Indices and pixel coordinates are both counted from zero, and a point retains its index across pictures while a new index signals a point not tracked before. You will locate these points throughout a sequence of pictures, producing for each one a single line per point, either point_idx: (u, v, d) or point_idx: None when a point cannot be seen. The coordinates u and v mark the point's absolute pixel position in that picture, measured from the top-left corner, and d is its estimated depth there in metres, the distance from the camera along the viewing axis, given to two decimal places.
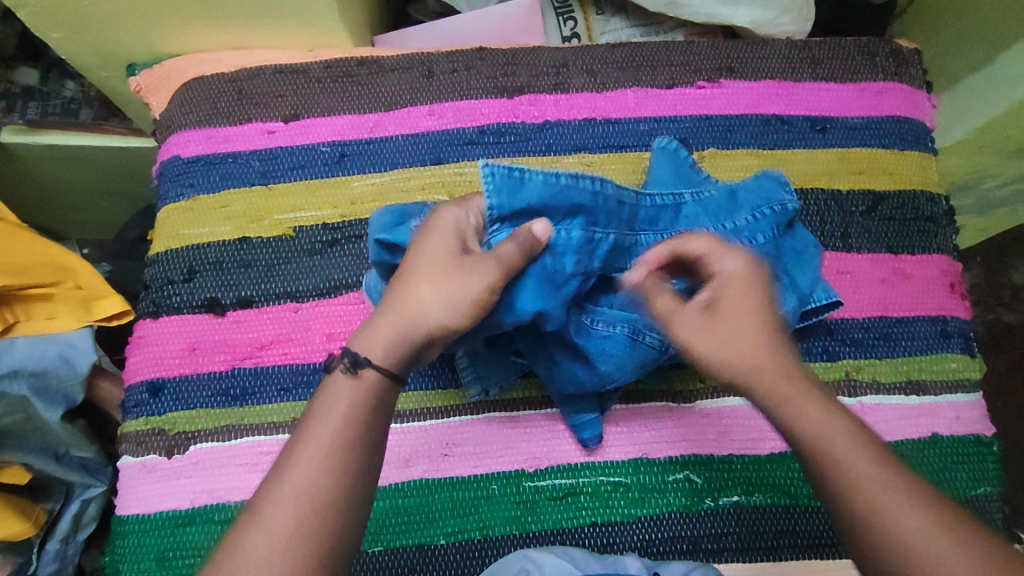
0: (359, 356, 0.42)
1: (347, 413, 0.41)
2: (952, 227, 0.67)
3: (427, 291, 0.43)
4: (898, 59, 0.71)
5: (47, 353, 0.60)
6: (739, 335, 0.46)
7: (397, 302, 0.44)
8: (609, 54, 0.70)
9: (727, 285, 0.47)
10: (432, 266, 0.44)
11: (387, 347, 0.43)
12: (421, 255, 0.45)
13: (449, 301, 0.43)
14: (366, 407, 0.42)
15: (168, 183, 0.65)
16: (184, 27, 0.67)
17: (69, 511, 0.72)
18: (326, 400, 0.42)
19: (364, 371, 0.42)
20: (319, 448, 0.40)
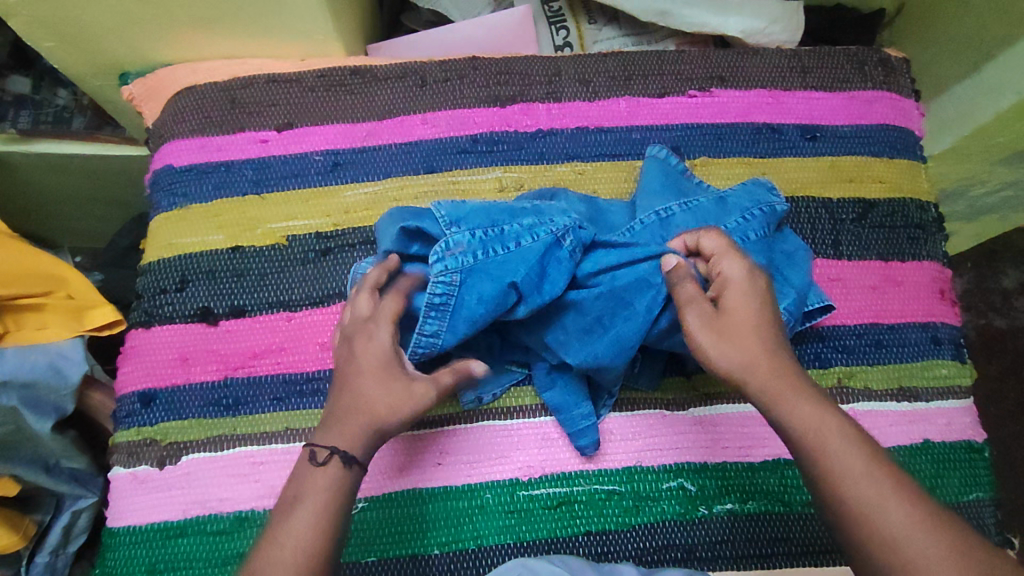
0: (334, 447, 0.45)
1: (328, 497, 0.43)
2: (941, 235, 0.68)
3: (377, 400, 0.46)
4: (886, 68, 0.72)
5: (37, 363, 0.59)
6: (745, 338, 0.48)
7: (350, 400, 0.47)
8: (601, 63, 0.70)
9: (732, 291, 0.49)
10: (382, 379, 0.47)
11: (359, 439, 0.46)
12: (368, 373, 0.47)
13: (395, 407, 0.47)
14: (346, 489, 0.44)
15: (160, 192, 0.65)
16: (178, 37, 0.67)
17: (59, 523, 0.71)
18: (307, 489, 0.44)
19: (340, 460, 0.44)
20: (309, 530, 0.42)
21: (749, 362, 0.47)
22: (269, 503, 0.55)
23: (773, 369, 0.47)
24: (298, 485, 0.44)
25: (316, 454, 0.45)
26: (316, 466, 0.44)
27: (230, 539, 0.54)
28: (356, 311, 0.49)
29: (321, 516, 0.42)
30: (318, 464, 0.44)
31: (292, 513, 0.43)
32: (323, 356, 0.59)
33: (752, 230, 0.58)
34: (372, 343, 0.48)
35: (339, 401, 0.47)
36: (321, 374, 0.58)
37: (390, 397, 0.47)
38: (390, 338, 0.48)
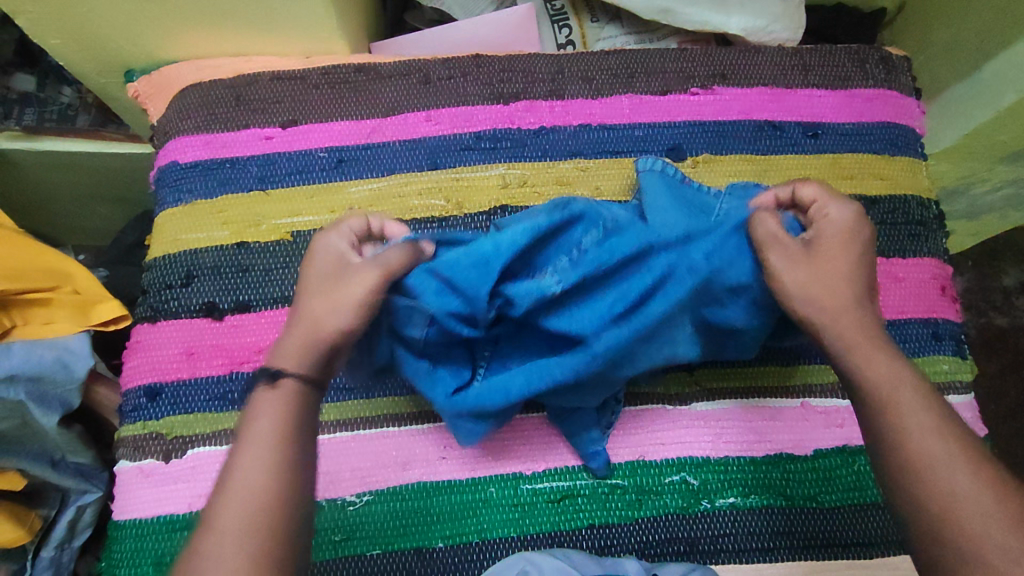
0: (283, 370, 0.45)
1: (274, 419, 0.44)
2: (942, 231, 0.68)
3: (320, 304, 0.48)
4: (887, 66, 0.72)
5: (44, 357, 0.60)
6: (833, 276, 0.49)
7: (300, 316, 0.48)
8: (604, 61, 0.71)
9: (828, 236, 0.52)
10: (325, 284, 0.49)
11: (308, 358, 0.46)
12: (315, 276, 0.50)
13: (344, 304, 0.47)
14: (296, 412, 0.44)
15: (165, 189, 0.65)
16: (183, 34, 0.67)
17: (64, 517, 0.72)
18: (251, 417, 0.44)
19: (288, 382, 0.45)
20: (257, 455, 0.42)
21: (839, 300, 0.49)
22: None
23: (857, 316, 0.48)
24: (250, 412, 0.45)
25: (254, 382, 0.45)
26: (257, 395, 0.45)
27: None
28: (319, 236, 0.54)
29: (268, 438, 0.43)
30: (266, 388, 0.45)
31: (240, 441, 0.43)
32: None
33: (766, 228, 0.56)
34: (324, 249, 0.51)
35: (294, 319, 0.48)
36: None
37: (332, 300, 0.47)
38: (342, 242, 0.52)
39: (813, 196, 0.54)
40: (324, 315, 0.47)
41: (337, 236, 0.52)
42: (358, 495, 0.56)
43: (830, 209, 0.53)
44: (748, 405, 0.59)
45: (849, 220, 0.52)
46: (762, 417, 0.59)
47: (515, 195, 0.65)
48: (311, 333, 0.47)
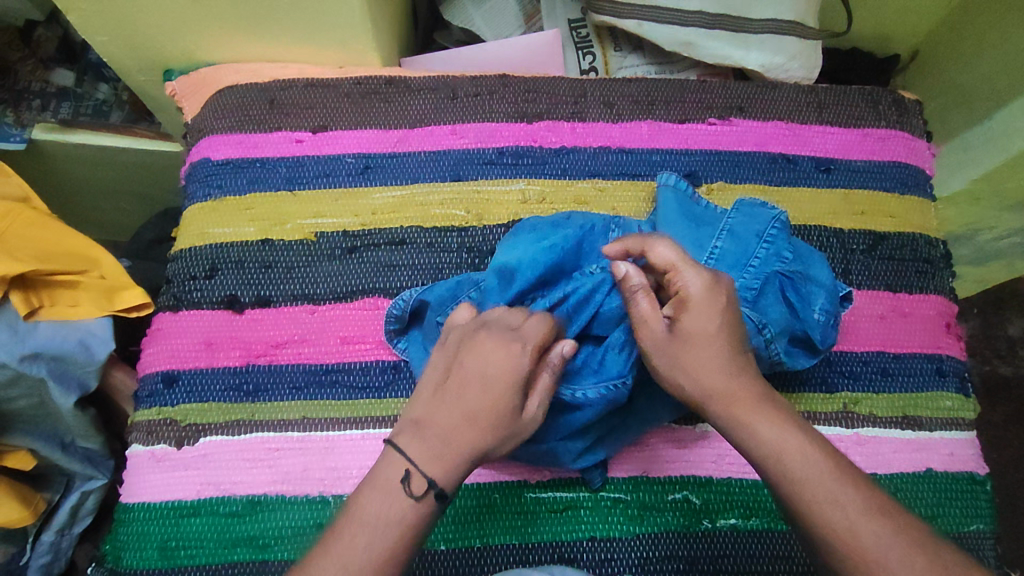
0: (431, 482, 0.44)
1: (413, 530, 0.44)
2: (948, 271, 0.70)
3: (481, 431, 0.45)
4: (900, 108, 0.75)
5: (67, 340, 0.61)
6: (709, 359, 0.47)
7: (455, 419, 0.46)
8: (626, 88, 0.73)
9: (693, 309, 0.47)
10: (489, 410, 0.45)
11: (453, 474, 0.45)
12: (490, 381, 0.46)
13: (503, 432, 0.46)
14: (424, 525, 0.44)
15: (195, 184, 0.67)
16: (224, 39, 0.70)
17: (68, 501, 0.73)
18: (389, 511, 0.44)
19: (436, 496, 0.44)
20: (386, 552, 0.42)
21: (709, 362, 0.47)
22: (283, 489, 0.56)
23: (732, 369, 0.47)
24: (380, 505, 0.44)
25: (410, 485, 0.44)
26: (411, 496, 0.44)
27: (242, 522, 0.55)
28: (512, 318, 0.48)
29: (400, 542, 0.43)
30: (413, 496, 0.44)
31: (358, 524, 0.43)
32: (344, 350, 0.61)
33: (794, 265, 0.60)
34: (510, 359, 0.46)
35: (436, 418, 0.46)
36: (341, 367, 0.60)
37: (496, 432, 0.46)
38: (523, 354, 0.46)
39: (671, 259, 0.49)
40: (482, 443, 0.45)
41: (519, 342, 0.47)
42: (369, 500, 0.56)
43: (689, 271, 0.49)
44: None
45: (707, 298, 0.48)
46: None
47: (533, 210, 0.67)
48: (456, 450, 0.45)
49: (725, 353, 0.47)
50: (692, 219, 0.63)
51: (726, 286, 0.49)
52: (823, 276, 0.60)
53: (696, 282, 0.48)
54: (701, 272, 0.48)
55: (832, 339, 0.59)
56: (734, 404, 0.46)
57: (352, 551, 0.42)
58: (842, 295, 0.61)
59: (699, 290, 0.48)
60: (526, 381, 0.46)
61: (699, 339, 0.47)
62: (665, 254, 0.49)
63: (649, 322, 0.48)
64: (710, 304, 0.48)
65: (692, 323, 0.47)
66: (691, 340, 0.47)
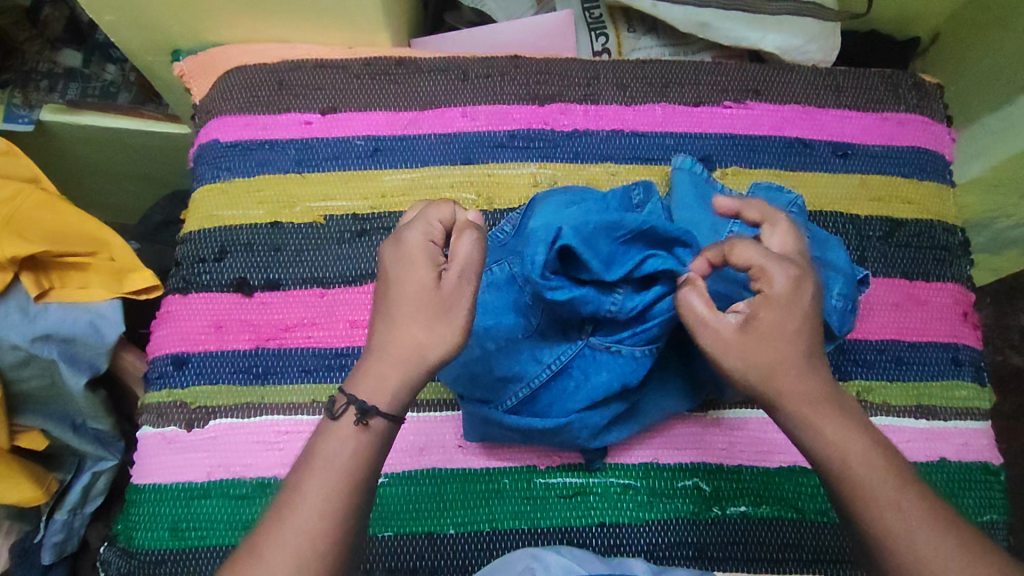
0: (358, 402, 0.42)
1: (348, 459, 0.41)
2: (967, 258, 0.68)
3: (404, 326, 0.42)
4: (920, 92, 0.73)
5: (78, 320, 0.62)
6: (779, 352, 0.43)
7: (381, 332, 0.43)
8: (640, 69, 0.72)
9: (773, 307, 0.44)
10: (398, 308, 0.42)
11: (393, 393, 0.42)
12: (399, 278, 0.43)
13: (425, 325, 0.42)
14: (366, 455, 0.41)
15: (204, 166, 0.67)
16: (232, 19, 0.69)
17: (80, 482, 0.74)
18: (321, 444, 0.41)
19: (359, 417, 0.41)
20: (320, 490, 0.40)
21: (772, 359, 0.43)
22: None
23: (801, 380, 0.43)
24: (313, 441, 0.42)
25: (334, 408, 0.42)
26: (339, 421, 0.42)
27: (251, 503, 0.56)
28: (403, 221, 0.46)
29: (337, 474, 0.40)
30: (336, 419, 0.42)
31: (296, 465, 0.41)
32: (353, 333, 0.60)
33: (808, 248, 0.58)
34: (403, 248, 0.43)
35: (371, 337, 0.44)
36: (350, 351, 0.60)
37: (421, 327, 0.42)
38: (422, 240, 0.43)
39: (754, 258, 0.44)
40: (414, 338, 0.42)
41: (413, 232, 0.44)
42: None
43: (776, 267, 0.44)
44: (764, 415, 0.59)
45: (792, 297, 0.44)
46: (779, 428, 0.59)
47: None
48: (394, 357, 0.42)
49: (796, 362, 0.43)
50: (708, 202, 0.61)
51: (808, 291, 0.45)
52: (843, 263, 0.59)
53: (785, 274, 0.44)
54: (788, 270, 0.44)
55: (847, 328, 0.57)
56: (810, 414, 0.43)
57: (289, 493, 0.40)
58: (861, 279, 0.61)
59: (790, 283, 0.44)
60: (431, 260, 0.43)
61: (776, 335, 0.43)
62: (749, 253, 0.44)
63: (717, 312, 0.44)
64: (798, 298, 0.44)
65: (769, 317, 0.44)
66: (760, 336, 0.43)
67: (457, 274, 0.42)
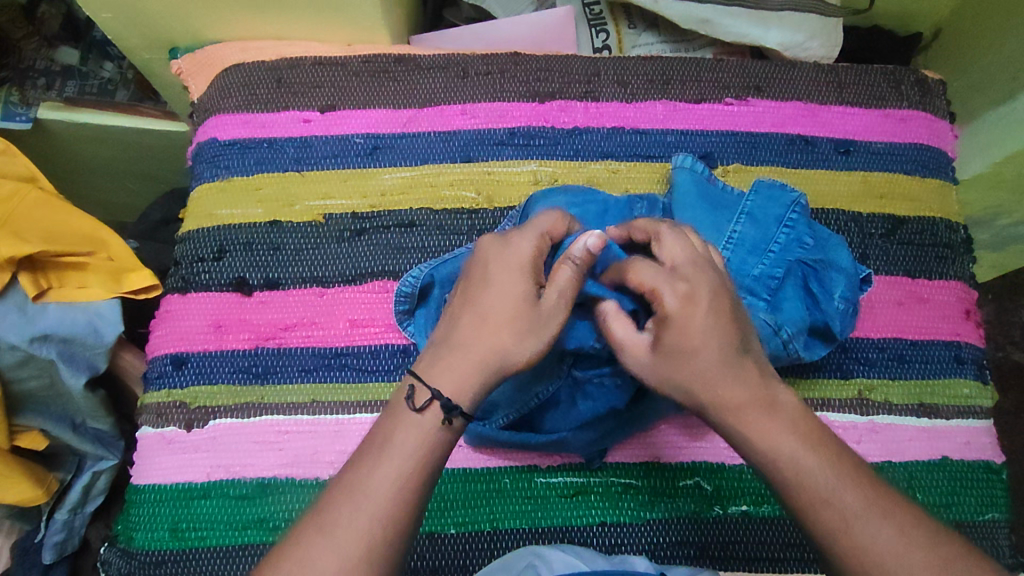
0: (437, 392, 0.43)
1: (418, 448, 0.42)
2: (969, 256, 0.68)
3: (499, 331, 0.45)
4: (923, 88, 0.72)
5: (77, 320, 0.62)
6: (697, 368, 0.44)
7: (469, 329, 0.45)
8: (641, 66, 0.71)
9: (673, 328, 0.44)
10: (493, 310, 0.45)
11: (468, 388, 0.44)
12: (501, 280, 0.46)
13: (519, 333, 0.45)
14: (436, 449, 0.43)
15: (202, 164, 0.66)
16: (230, 16, 0.68)
17: (80, 481, 0.74)
18: (398, 433, 0.43)
19: (442, 408, 0.43)
20: (392, 477, 0.41)
21: (692, 378, 0.44)
22: (293, 472, 0.56)
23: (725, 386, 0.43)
24: (388, 428, 0.43)
25: (414, 397, 0.44)
26: (417, 411, 0.43)
27: (251, 504, 0.55)
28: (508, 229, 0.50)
29: (407, 463, 0.41)
30: (418, 409, 0.43)
31: (367, 452, 0.42)
32: (353, 333, 0.60)
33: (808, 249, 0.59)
34: (511, 254, 0.47)
35: (451, 334, 0.46)
36: (350, 350, 0.60)
37: (512, 330, 0.45)
38: (532, 249, 0.47)
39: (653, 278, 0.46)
40: (499, 343, 0.45)
41: (525, 239, 0.48)
42: None
43: (666, 285, 0.45)
44: None
45: (693, 315, 0.44)
46: None
47: None
48: (477, 355, 0.45)
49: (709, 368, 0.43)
50: (710, 201, 0.61)
51: (709, 302, 0.44)
52: (847, 262, 0.59)
53: (677, 293, 0.45)
54: (678, 286, 0.45)
55: (847, 329, 0.58)
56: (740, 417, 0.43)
57: (362, 476, 0.41)
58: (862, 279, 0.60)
59: (683, 298, 0.44)
60: (537, 272, 0.47)
61: (684, 355, 0.44)
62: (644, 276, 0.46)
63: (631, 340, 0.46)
64: (699, 311, 0.44)
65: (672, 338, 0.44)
66: (669, 357, 0.44)
67: (556, 293, 0.46)
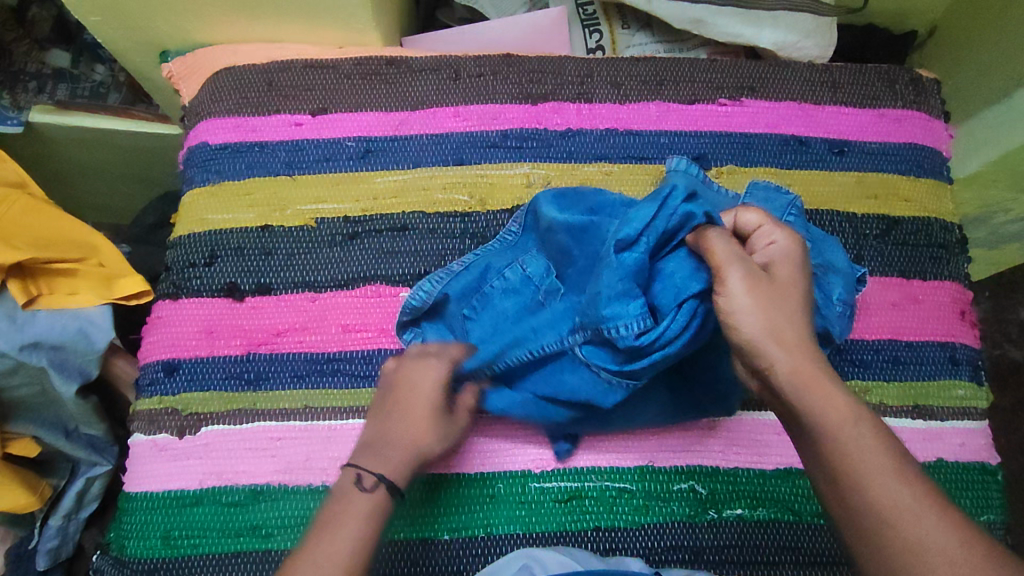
0: (381, 475, 0.47)
1: (368, 521, 0.44)
2: (964, 256, 0.68)
3: (421, 426, 0.50)
4: (917, 88, 0.72)
5: (67, 327, 0.61)
6: (790, 303, 0.42)
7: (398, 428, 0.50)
8: (634, 67, 0.71)
9: (782, 261, 0.44)
10: (408, 413, 0.50)
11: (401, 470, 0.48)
12: (420, 390, 0.51)
13: (439, 435, 0.51)
14: (383, 518, 0.45)
15: (193, 169, 0.66)
16: (220, 19, 0.68)
17: (74, 488, 0.74)
18: (346, 509, 0.45)
19: (387, 488, 0.46)
20: (349, 545, 0.43)
21: (787, 305, 0.42)
22: (286, 479, 0.56)
23: (800, 340, 0.41)
24: (338, 506, 0.45)
25: (361, 480, 0.46)
26: (362, 490, 0.46)
27: (244, 511, 0.55)
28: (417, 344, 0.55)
29: (361, 534, 0.44)
30: (364, 490, 0.46)
31: (322, 527, 0.44)
32: (346, 338, 0.60)
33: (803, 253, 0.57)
34: (422, 369, 0.52)
35: (382, 433, 0.50)
36: (342, 355, 0.60)
37: (432, 428, 0.51)
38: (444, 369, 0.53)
39: (756, 223, 0.47)
40: (418, 436, 0.50)
41: (437, 357, 0.53)
42: None
43: (776, 229, 0.46)
44: (761, 418, 0.59)
45: (794, 257, 0.45)
46: (775, 431, 0.59)
47: None
48: (405, 449, 0.49)
49: (795, 315, 0.42)
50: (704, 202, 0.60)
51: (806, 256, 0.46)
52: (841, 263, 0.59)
53: (782, 238, 0.46)
54: (788, 232, 0.46)
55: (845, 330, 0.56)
56: (803, 383, 0.40)
57: (317, 548, 0.42)
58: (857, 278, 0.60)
59: (793, 244, 0.45)
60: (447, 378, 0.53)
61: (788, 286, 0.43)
62: (751, 219, 0.47)
63: (741, 260, 0.42)
64: (802, 257, 0.45)
65: (781, 272, 0.44)
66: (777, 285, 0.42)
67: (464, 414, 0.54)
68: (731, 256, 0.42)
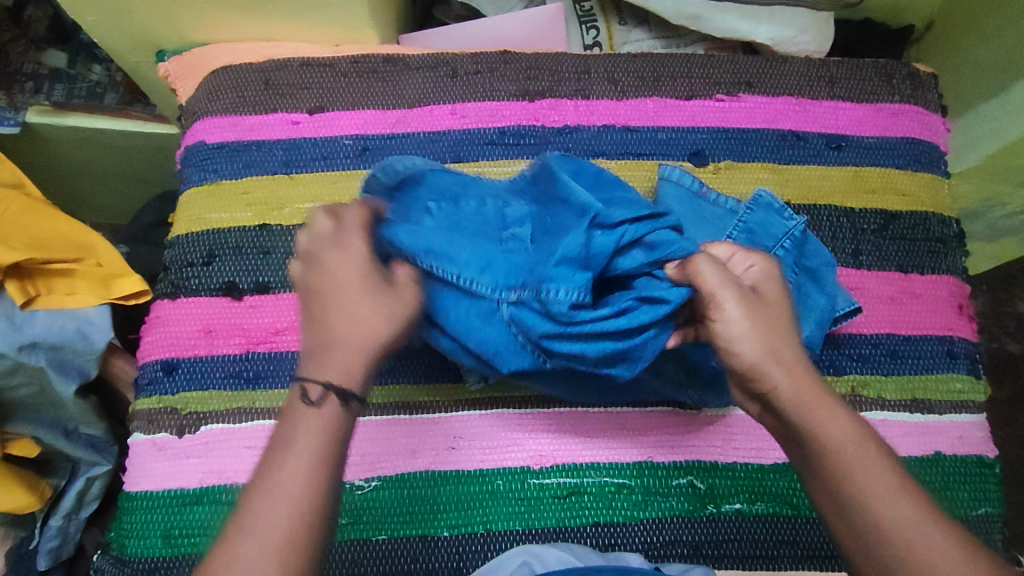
0: (328, 382, 0.40)
1: (323, 438, 0.39)
2: (961, 250, 0.68)
3: (366, 313, 0.42)
4: (915, 82, 0.72)
5: (65, 328, 0.61)
6: (779, 328, 0.43)
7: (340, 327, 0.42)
8: (631, 63, 0.71)
9: (765, 284, 0.45)
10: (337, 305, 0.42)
11: (354, 371, 0.41)
12: (343, 279, 0.43)
13: (382, 312, 0.43)
14: (342, 432, 0.40)
15: (190, 168, 0.66)
16: (216, 17, 0.68)
17: (74, 487, 0.74)
18: (297, 427, 0.39)
19: (337, 397, 0.40)
20: (308, 466, 0.38)
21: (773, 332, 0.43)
22: None
23: (794, 361, 0.43)
24: (289, 426, 0.40)
25: (307, 391, 0.40)
26: (309, 405, 0.40)
27: None
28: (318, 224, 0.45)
29: (317, 455, 0.38)
30: (313, 403, 0.40)
31: (276, 451, 0.39)
32: None
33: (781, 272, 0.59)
34: (344, 250, 0.44)
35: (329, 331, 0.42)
36: None
37: (379, 314, 0.42)
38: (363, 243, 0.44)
39: (727, 252, 0.47)
40: (372, 327, 0.42)
41: (352, 234, 0.44)
42: (366, 479, 0.56)
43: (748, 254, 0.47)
44: None
45: (772, 280, 0.46)
46: None
47: None
48: (352, 340, 0.41)
49: (785, 334, 0.43)
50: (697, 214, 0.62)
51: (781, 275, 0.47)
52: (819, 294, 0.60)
53: (756, 259, 0.46)
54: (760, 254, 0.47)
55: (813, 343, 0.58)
56: (804, 401, 0.41)
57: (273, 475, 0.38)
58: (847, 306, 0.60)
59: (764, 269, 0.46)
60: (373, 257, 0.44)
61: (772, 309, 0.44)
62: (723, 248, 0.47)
63: (731, 284, 0.43)
64: (777, 278, 0.46)
65: (769, 294, 0.45)
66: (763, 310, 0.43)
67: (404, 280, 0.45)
68: (721, 281, 0.43)
